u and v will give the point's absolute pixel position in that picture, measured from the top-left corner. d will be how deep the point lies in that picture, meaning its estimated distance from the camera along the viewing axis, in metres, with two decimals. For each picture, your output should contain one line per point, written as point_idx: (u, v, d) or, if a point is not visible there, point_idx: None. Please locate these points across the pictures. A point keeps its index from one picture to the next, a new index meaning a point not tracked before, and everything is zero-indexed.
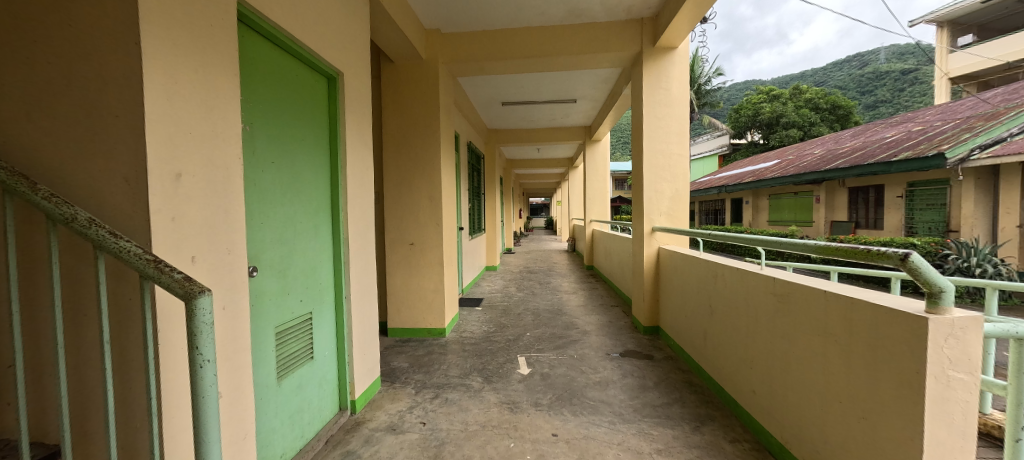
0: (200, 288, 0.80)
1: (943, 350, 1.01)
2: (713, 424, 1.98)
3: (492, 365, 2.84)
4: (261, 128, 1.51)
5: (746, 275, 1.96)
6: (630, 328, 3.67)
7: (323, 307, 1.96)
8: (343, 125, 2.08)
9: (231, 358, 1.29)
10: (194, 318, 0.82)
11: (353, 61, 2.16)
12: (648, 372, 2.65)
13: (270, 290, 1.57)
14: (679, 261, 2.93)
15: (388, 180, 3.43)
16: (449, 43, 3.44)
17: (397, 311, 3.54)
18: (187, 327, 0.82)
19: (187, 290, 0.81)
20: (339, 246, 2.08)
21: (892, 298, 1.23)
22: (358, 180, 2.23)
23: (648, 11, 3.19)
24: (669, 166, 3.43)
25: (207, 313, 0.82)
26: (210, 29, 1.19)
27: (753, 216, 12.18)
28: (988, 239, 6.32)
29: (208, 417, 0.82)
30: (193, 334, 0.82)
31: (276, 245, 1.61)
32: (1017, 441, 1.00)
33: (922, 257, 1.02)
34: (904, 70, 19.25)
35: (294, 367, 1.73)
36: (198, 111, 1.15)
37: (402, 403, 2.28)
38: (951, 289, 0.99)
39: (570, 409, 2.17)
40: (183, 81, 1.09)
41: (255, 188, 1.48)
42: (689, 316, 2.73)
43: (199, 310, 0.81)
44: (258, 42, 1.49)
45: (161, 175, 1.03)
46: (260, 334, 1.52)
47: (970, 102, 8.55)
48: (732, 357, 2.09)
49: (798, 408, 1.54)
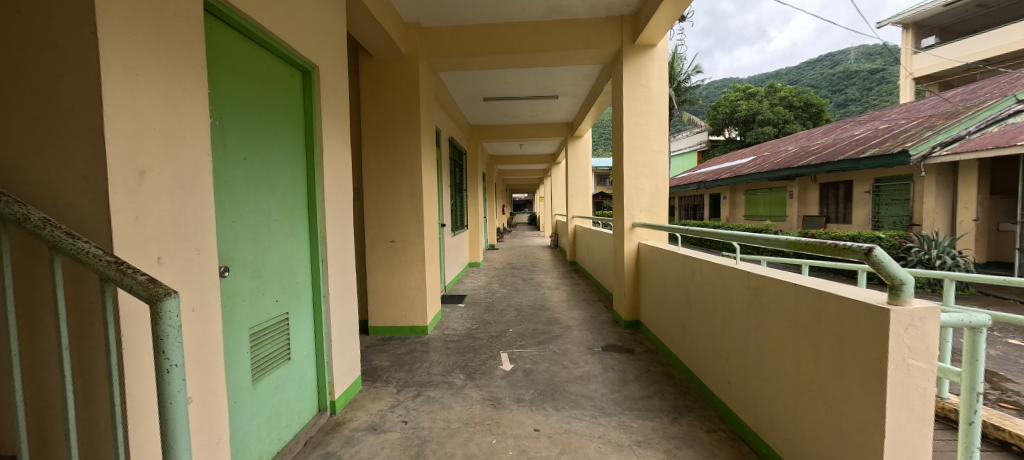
0: (166, 291, 0.78)
1: (903, 339, 1.07)
2: (691, 415, 2.04)
3: (475, 362, 2.85)
4: (231, 123, 1.45)
5: (721, 269, 2.02)
6: (611, 323, 3.74)
7: (300, 306, 1.92)
8: (320, 120, 2.02)
9: (202, 362, 1.25)
10: (160, 321, 0.79)
11: (329, 54, 2.10)
12: (628, 366, 2.72)
13: (244, 291, 1.53)
14: (658, 257, 3.00)
15: (368, 177, 3.37)
16: (430, 37, 3.39)
17: (379, 309, 3.49)
18: (153, 331, 0.80)
19: (152, 293, 0.79)
20: (316, 245, 2.03)
21: (856, 290, 1.29)
22: (337, 177, 2.18)
23: (628, 9, 3.22)
24: (649, 163, 3.49)
25: (174, 316, 0.80)
26: (175, 19, 1.14)
27: (731, 211, 12.56)
28: (948, 232, 6.71)
29: (177, 423, 0.81)
30: (160, 338, 0.80)
31: (249, 245, 1.56)
32: (970, 424, 1.07)
33: (884, 251, 1.07)
34: (872, 70, 20.14)
35: (270, 369, 1.69)
36: (161, 105, 1.09)
37: (383, 403, 2.27)
38: (910, 281, 1.04)
39: (552, 404, 2.20)
40: (143, 73, 1.04)
41: (225, 186, 1.43)
42: (668, 310, 2.80)
43: (165, 314, 0.79)
44: (227, 34, 1.43)
45: (121, 172, 0.98)
46: (233, 337, 1.47)
47: (932, 101, 9.01)
48: (709, 349, 2.16)
49: (770, 398, 1.61)
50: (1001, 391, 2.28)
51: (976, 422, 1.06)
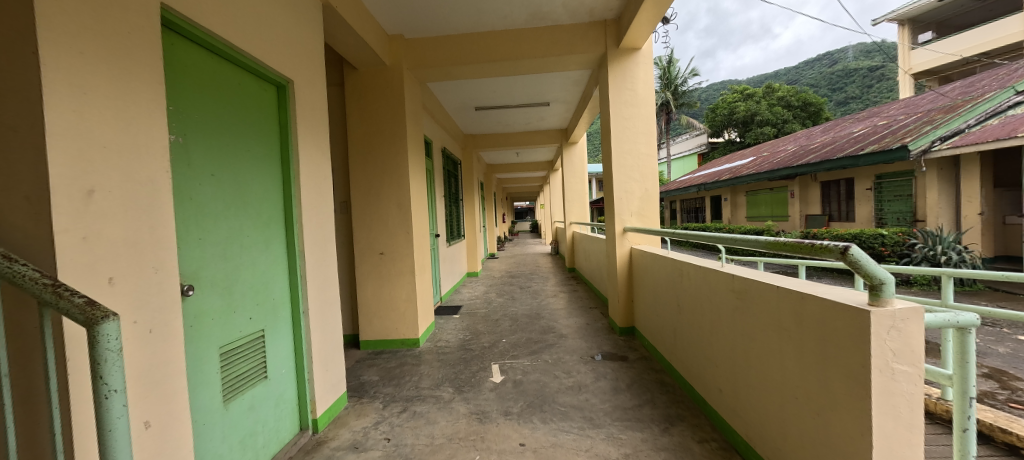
0: (103, 314, 0.75)
1: (885, 342, 1.00)
2: (682, 424, 1.97)
3: (465, 374, 2.78)
4: (196, 139, 1.44)
5: (708, 273, 1.97)
6: (606, 330, 3.67)
7: (277, 323, 1.88)
8: (295, 135, 2.01)
9: (159, 385, 1.20)
10: (96, 345, 0.76)
11: (304, 67, 2.10)
12: (621, 374, 2.64)
13: (211, 309, 1.49)
14: (650, 261, 2.94)
15: (355, 189, 3.36)
16: (414, 49, 3.41)
17: (369, 323, 3.44)
18: (90, 356, 0.76)
19: (88, 316, 0.76)
20: (294, 260, 2.00)
21: (839, 291, 1.23)
22: (314, 190, 2.16)
23: (610, 13, 3.22)
24: (638, 166, 3.45)
25: (112, 340, 0.77)
26: (129, 37, 1.14)
27: (733, 212, 12.49)
28: (953, 227, 6.58)
29: (119, 451, 0.77)
30: (98, 363, 0.77)
31: (217, 261, 1.53)
32: (965, 430, 0.99)
33: (861, 249, 1.00)
34: (870, 68, 20.20)
35: (244, 388, 1.65)
36: (112, 123, 1.08)
37: (367, 420, 2.21)
38: (890, 281, 0.98)
39: (540, 417, 2.14)
40: (91, 92, 1.02)
41: (190, 202, 1.40)
42: (660, 316, 2.73)
43: (102, 338, 0.76)
44: (190, 50, 1.42)
45: (67, 192, 0.96)
46: (200, 357, 1.43)
47: (930, 96, 8.94)
48: (699, 355, 2.09)
49: (759, 406, 1.53)
50: (1011, 390, 2.19)
51: (970, 429, 0.99)
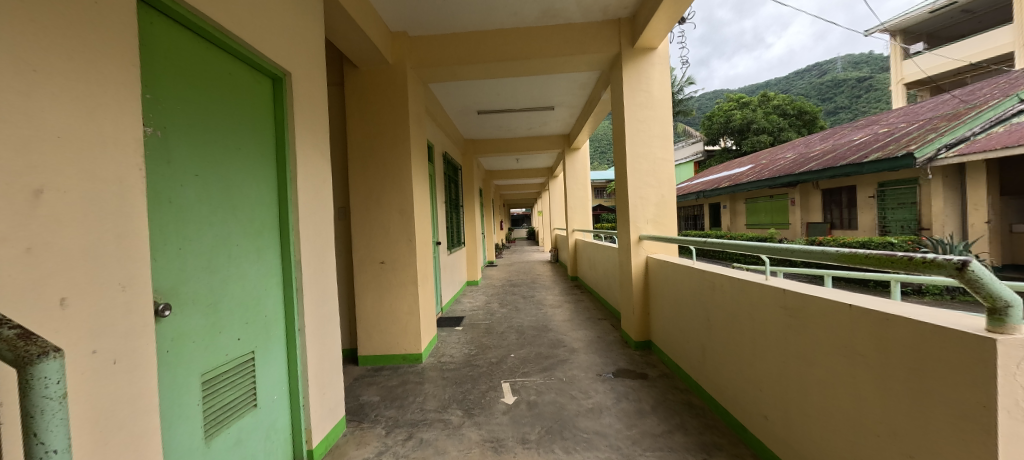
0: (46, 356, 0.54)
1: (1017, 377, 0.83)
2: (722, 455, 1.78)
3: (474, 395, 2.57)
4: (176, 135, 1.24)
5: (750, 287, 1.79)
6: (620, 344, 3.47)
7: (269, 343, 1.66)
8: (292, 132, 1.81)
9: (126, 427, 0.99)
10: (31, 394, 0.55)
11: (303, 59, 1.91)
12: (643, 394, 2.44)
13: (193, 331, 1.28)
14: (670, 272, 2.77)
15: (355, 193, 3.17)
16: (418, 48, 3.25)
17: (368, 337, 3.21)
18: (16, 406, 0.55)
19: (16, 356, 0.53)
20: (289, 271, 1.78)
21: (935, 313, 1.06)
22: (313, 193, 1.96)
23: (625, 11, 3.09)
24: (653, 171, 3.29)
25: (54, 386, 0.57)
26: (95, 7, 0.95)
27: (732, 220, 12.43)
28: (960, 235, 6.53)
29: None
30: (28, 415, 0.56)
31: (201, 275, 1.32)
32: None
33: (982, 265, 0.85)
34: (859, 78, 20.63)
35: (230, 420, 1.43)
36: (71, 109, 0.88)
37: (369, 449, 1.98)
38: (1019, 304, 0.80)
39: (561, 445, 1.93)
40: (42, 68, 0.83)
41: (170, 205, 1.21)
42: (684, 331, 2.54)
43: (36, 385, 0.55)
44: (173, 33, 1.25)
45: (6, 191, 0.76)
46: (177, 388, 1.22)
47: (929, 104, 8.99)
48: (737, 376, 1.91)
49: (825, 441, 1.35)
50: None
51: None
